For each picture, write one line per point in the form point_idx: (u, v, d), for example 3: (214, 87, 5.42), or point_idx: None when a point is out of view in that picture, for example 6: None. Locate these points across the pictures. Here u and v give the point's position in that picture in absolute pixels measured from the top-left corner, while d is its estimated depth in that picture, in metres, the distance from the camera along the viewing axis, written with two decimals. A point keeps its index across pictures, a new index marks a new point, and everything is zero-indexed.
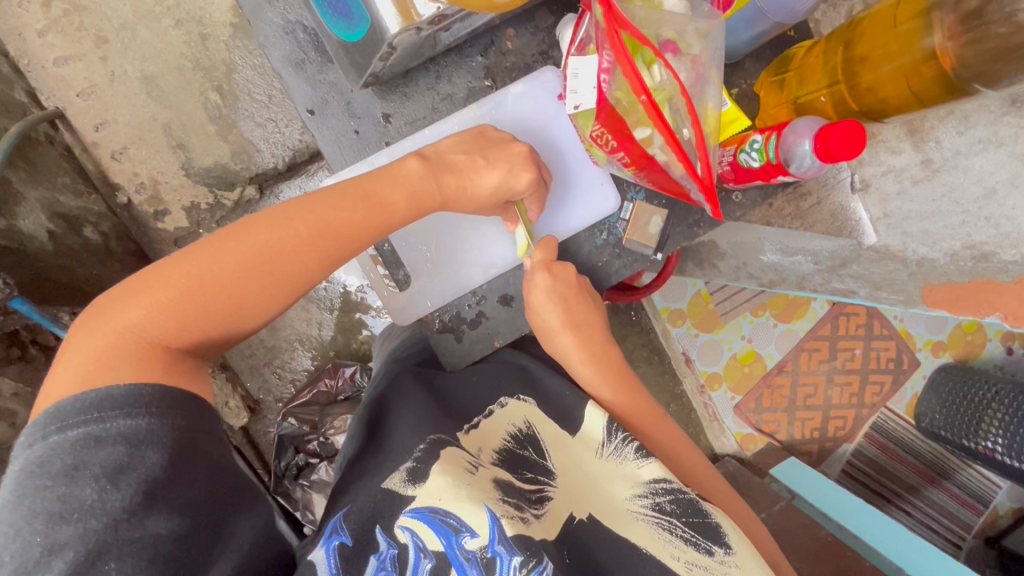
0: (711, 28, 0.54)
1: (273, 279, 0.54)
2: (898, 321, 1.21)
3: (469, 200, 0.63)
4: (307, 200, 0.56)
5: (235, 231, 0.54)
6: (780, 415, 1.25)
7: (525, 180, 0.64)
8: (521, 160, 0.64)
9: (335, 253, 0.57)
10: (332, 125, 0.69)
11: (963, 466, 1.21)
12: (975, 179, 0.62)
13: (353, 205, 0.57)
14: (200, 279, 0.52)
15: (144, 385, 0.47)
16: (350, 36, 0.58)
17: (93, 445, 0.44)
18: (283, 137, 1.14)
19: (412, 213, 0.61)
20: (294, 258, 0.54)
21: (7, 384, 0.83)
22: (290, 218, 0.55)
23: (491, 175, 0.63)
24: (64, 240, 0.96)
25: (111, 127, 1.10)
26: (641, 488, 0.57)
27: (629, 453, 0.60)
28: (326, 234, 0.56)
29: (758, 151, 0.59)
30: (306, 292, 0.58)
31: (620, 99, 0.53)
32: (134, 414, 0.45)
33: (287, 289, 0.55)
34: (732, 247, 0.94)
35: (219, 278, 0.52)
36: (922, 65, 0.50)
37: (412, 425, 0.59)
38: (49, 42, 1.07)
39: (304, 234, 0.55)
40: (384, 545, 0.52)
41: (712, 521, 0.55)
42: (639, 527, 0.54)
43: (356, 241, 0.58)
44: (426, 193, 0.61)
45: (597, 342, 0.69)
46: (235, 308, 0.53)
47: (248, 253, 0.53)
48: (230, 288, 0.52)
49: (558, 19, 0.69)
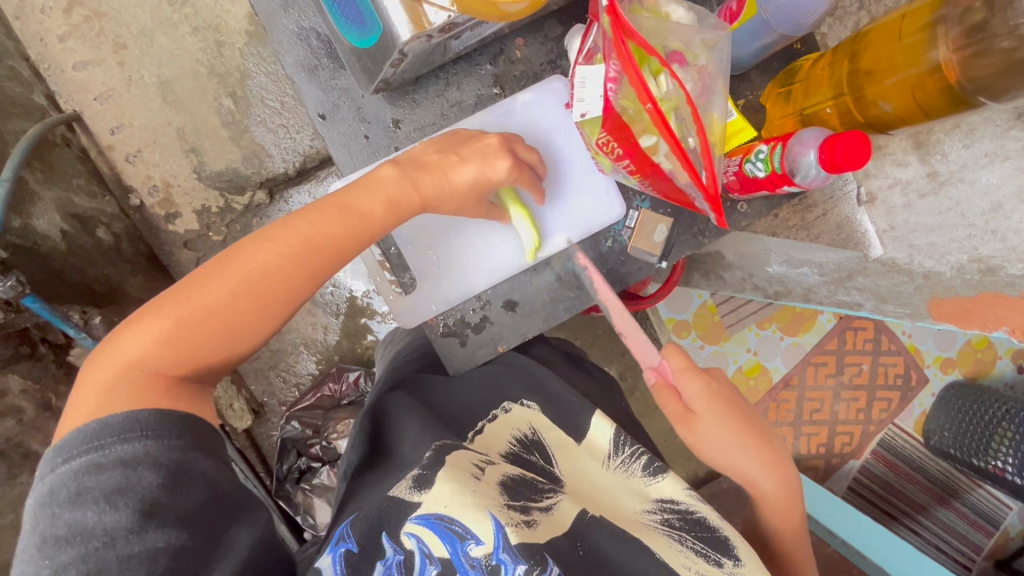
0: (718, 39, 0.55)
1: (263, 300, 0.55)
2: (906, 337, 1.20)
3: (448, 197, 0.63)
4: (290, 221, 0.57)
5: (222, 259, 0.55)
6: (785, 430, 1.24)
7: (501, 168, 0.64)
8: (494, 150, 0.65)
9: (321, 267, 0.57)
10: (343, 129, 0.70)
11: (973, 486, 1.19)
12: (981, 193, 0.60)
13: (336, 220, 0.58)
14: (191, 309, 0.52)
15: (140, 411, 0.48)
16: (362, 42, 0.59)
17: (94, 471, 0.45)
18: (294, 142, 1.15)
19: (391, 217, 0.61)
20: (281, 278, 0.55)
21: (16, 381, 0.84)
22: (273, 239, 0.55)
23: (468, 170, 0.63)
24: (77, 240, 0.97)
25: (126, 130, 1.12)
26: (650, 504, 0.57)
27: (636, 469, 0.61)
28: (311, 250, 0.56)
29: (764, 161, 0.59)
30: (297, 308, 0.58)
31: (626, 108, 0.53)
32: (130, 438, 0.46)
33: (277, 310, 0.55)
34: (738, 258, 0.94)
35: (208, 305, 0.53)
36: (927, 77, 0.50)
37: (416, 434, 0.59)
38: (69, 47, 1.09)
39: (289, 253, 0.55)
40: (390, 551, 0.51)
41: (721, 535, 0.55)
42: (652, 534, 0.54)
43: (343, 252, 0.58)
44: (403, 198, 0.61)
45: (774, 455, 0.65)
46: (231, 332, 0.54)
47: (236, 279, 0.54)
48: (222, 313, 0.53)
49: (566, 29, 0.70)
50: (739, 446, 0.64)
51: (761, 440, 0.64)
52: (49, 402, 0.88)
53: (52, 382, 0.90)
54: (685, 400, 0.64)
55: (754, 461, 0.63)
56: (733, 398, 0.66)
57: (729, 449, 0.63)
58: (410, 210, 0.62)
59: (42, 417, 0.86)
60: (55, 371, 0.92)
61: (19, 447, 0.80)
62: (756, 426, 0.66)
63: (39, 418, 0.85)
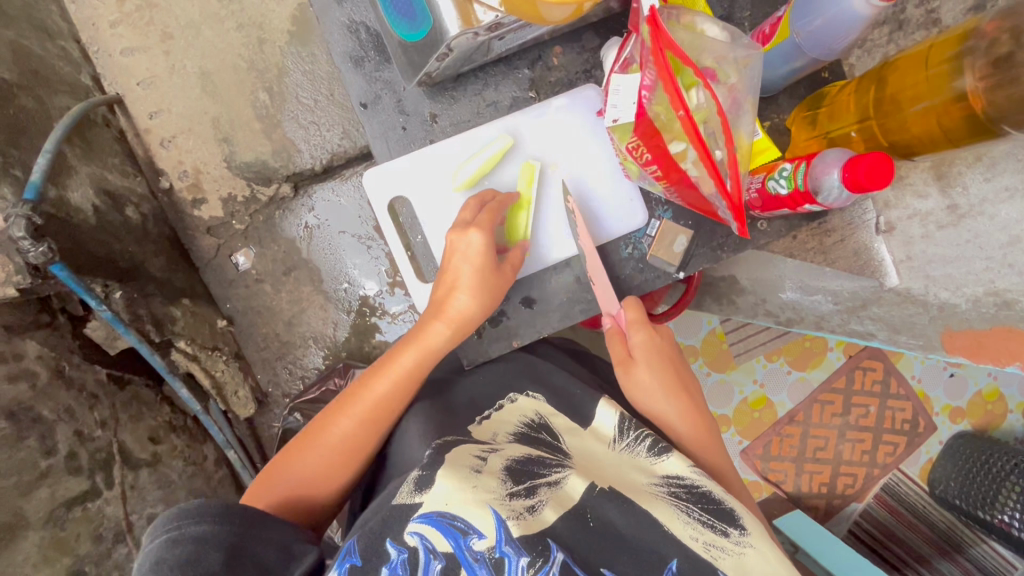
0: (750, 59, 0.57)
1: (327, 448, 0.65)
2: (916, 381, 1.19)
3: (469, 320, 0.67)
4: (353, 392, 0.68)
5: (307, 432, 0.67)
6: (788, 466, 1.23)
7: (473, 240, 0.67)
8: (460, 239, 0.67)
9: (368, 413, 0.66)
10: (381, 119, 0.72)
11: (978, 541, 1.17)
12: (1001, 226, 0.60)
13: (377, 371, 0.68)
14: (283, 463, 0.66)
15: (209, 501, 0.55)
16: (410, 35, 0.61)
17: (170, 545, 0.53)
18: (323, 140, 1.19)
19: (423, 356, 0.68)
20: (336, 425, 0.66)
21: (34, 347, 0.85)
22: (334, 401, 0.68)
23: (462, 265, 0.67)
24: (107, 216, 1.00)
25: (163, 116, 1.16)
26: (656, 478, 0.58)
27: (641, 449, 0.61)
28: (357, 400, 0.67)
29: (787, 178, 0.60)
30: (363, 454, 0.66)
31: (659, 113, 0.55)
32: (203, 521, 0.54)
33: (339, 453, 0.65)
34: (751, 282, 0.95)
35: (292, 458, 0.66)
36: (952, 105, 0.52)
37: (420, 439, 0.64)
38: (118, 33, 1.14)
39: (341, 406, 0.67)
40: (395, 553, 0.51)
41: (726, 506, 0.56)
42: (660, 505, 0.55)
43: (387, 398, 0.67)
44: (428, 334, 0.68)
45: (698, 411, 0.68)
46: (308, 477, 0.65)
47: (316, 453, 0.65)
48: (300, 461, 0.65)
49: (603, 41, 0.72)
50: (664, 394, 0.68)
51: (684, 394, 0.68)
52: (63, 372, 0.89)
53: (66, 351, 0.91)
54: (629, 346, 0.69)
55: (675, 409, 0.67)
56: (672, 357, 0.70)
57: (655, 396, 0.67)
58: (446, 352, 0.69)
59: (55, 384, 0.86)
60: (71, 341, 0.93)
61: (29, 411, 0.79)
62: (690, 385, 0.71)
63: (52, 384, 0.85)
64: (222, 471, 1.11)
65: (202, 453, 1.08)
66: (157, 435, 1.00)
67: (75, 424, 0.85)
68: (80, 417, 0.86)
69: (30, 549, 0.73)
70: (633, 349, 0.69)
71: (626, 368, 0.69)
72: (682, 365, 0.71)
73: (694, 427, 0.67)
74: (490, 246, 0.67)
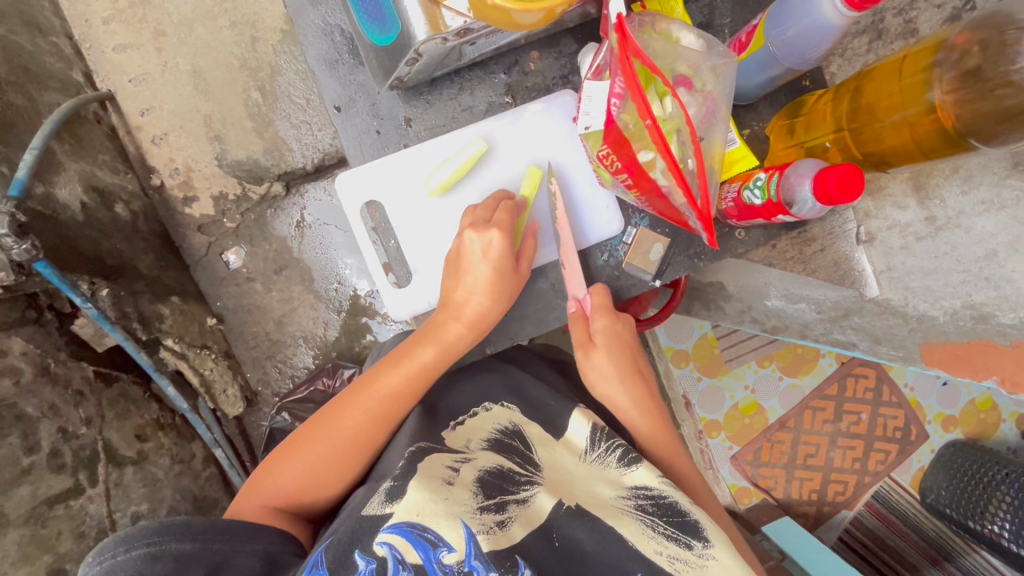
0: (725, 68, 0.56)
1: (337, 442, 0.65)
2: (908, 389, 1.18)
3: (486, 321, 0.67)
4: (362, 386, 0.67)
5: (316, 424, 0.67)
6: (778, 472, 1.22)
7: (493, 241, 0.65)
8: (479, 240, 0.66)
9: (380, 409, 0.66)
10: (356, 122, 0.74)
11: (969, 551, 1.13)
12: (976, 240, 0.62)
13: (389, 365, 0.67)
14: (289, 449, 0.66)
15: (192, 517, 0.55)
16: (382, 40, 0.60)
17: (150, 561, 0.52)
18: (315, 139, 1.19)
19: (440, 357, 0.67)
20: (346, 419, 0.66)
21: (18, 343, 0.85)
22: (345, 392, 0.68)
23: (481, 267, 0.66)
24: (95, 212, 1.00)
25: (155, 113, 1.16)
26: (624, 491, 0.58)
27: (612, 460, 0.61)
28: (368, 393, 0.66)
29: (761, 189, 0.60)
30: (371, 450, 0.67)
31: (628, 123, 0.54)
32: (184, 538, 0.54)
33: (349, 448, 0.65)
34: (737, 289, 0.94)
35: (299, 447, 0.66)
36: (923, 117, 0.52)
37: (399, 446, 0.64)
38: (111, 29, 1.14)
39: (352, 398, 0.67)
40: (362, 564, 0.50)
41: (691, 518, 0.56)
42: (624, 522, 0.55)
43: (399, 395, 0.67)
44: (444, 333, 0.67)
45: (653, 399, 0.71)
46: (314, 470, 0.65)
47: (323, 445, 0.65)
48: (307, 451, 0.65)
49: (581, 46, 0.72)
50: (620, 380, 0.70)
51: (640, 380, 0.71)
52: (48, 368, 0.89)
53: (53, 348, 0.91)
54: (591, 330, 0.70)
55: (629, 395, 0.70)
56: (631, 343, 0.72)
57: (611, 381, 0.70)
58: (461, 354, 0.69)
59: (39, 380, 0.86)
60: (58, 338, 0.93)
61: (12, 407, 0.80)
62: (645, 373, 0.73)
63: (36, 380, 0.85)
64: (209, 470, 1.11)
65: (190, 451, 1.08)
66: (143, 432, 1.00)
67: (59, 421, 0.85)
68: (64, 414, 0.87)
69: (9, 546, 0.73)
70: (592, 335, 0.70)
71: (586, 353, 0.70)
72: (639, 354, 0.74)
73: (648, 417, 0.70)
74: (511, 248, 0.66)
